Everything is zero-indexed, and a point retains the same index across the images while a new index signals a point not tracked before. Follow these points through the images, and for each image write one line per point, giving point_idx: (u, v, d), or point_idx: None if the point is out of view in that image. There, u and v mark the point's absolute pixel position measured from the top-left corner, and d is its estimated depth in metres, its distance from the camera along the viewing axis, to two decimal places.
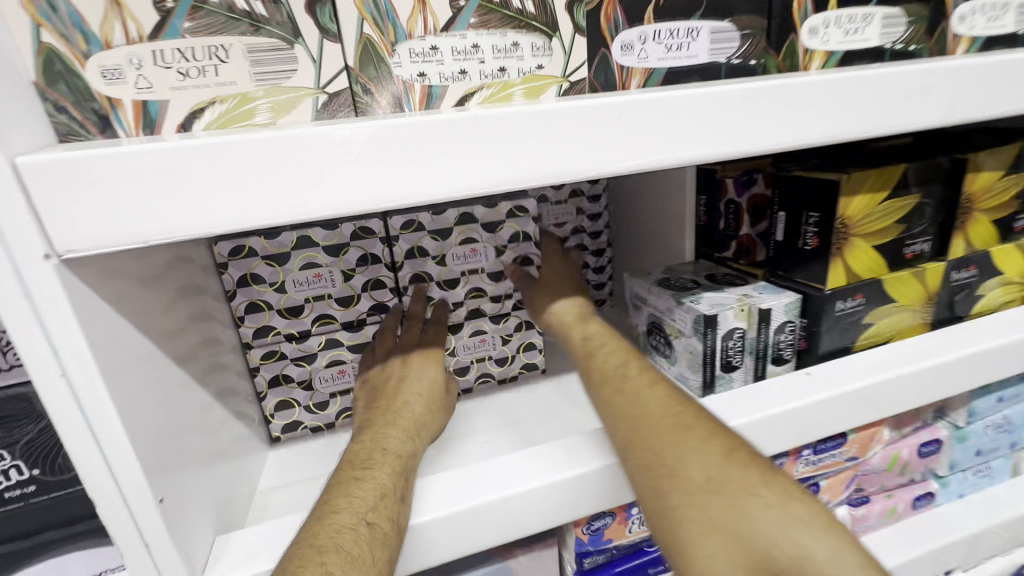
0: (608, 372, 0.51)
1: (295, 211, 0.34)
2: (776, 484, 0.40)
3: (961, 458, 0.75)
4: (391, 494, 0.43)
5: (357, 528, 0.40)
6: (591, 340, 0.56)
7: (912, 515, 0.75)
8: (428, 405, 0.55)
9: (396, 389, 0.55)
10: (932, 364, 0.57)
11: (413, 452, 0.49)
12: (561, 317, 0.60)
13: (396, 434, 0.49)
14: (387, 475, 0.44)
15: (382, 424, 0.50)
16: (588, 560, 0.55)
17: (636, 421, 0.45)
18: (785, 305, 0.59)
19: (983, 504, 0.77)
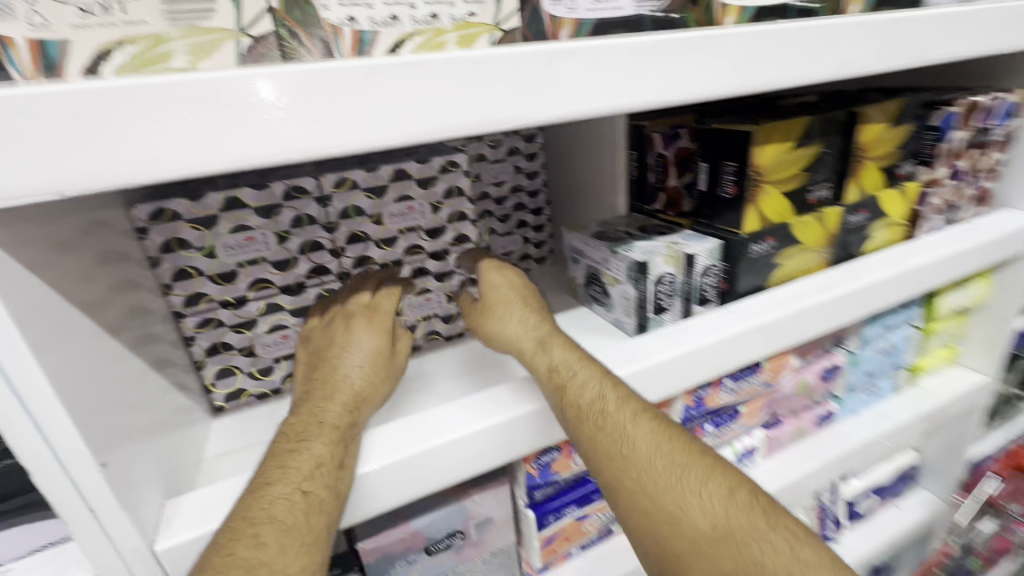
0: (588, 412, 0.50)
1: (226, 160, 0.33)
2: (773, 521, 0.44)
3: (854, 380, 0.86)
4: (327, 461, 0.43)
5: (292, 497, 0.41)
6: (561, 372, 0.52)
7: (816, 432, 0.86)
8: (373, 372, 0.51)
9: (336, 357, 0.51)
10: (829, 297, 0.65)
11: (354, 421, 0.47)
12: (521, 344, 0.56)
13: (334, 408, 0.47)
14: (323, 447, 0.44)
15: (321, 397, 0.48)
16: (539, 492, 0.59)
17: (627, 463, 0.48)
18: (708, 251, 0.65)
19: (872, 418, 0.90)
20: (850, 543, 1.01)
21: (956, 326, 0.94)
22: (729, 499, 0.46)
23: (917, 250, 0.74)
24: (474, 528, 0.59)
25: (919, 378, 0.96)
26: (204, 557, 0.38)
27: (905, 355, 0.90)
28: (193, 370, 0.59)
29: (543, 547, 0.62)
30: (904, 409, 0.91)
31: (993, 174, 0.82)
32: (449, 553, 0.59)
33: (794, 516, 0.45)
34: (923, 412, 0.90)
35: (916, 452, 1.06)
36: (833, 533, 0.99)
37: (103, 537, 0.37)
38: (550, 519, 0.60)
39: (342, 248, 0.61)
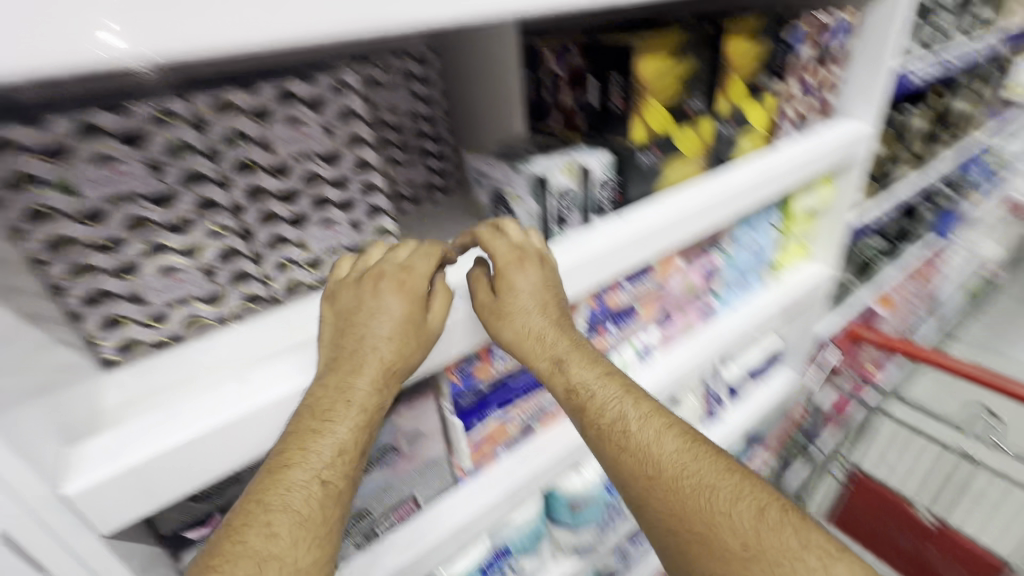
0: (607, 429, 0.55)
1: (70, 58, 0.28)
2: (802, 537, 0.46)
3: (730, 277, 1.00)
4: (347, 449, 0.48)
5: (316, 479, 0.45)
6: (580, 393, 0.57)
7: (702, 325, 0.98)
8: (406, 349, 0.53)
9: (367, 346, 0.52)
10: (705, 201, 0.74)
11: (378, 406, 0.51)
12: (538, 361, 0.59)
13: (362, 386, 0.50)
14: (355, 436, 0.49)
15: (348, 375, 0.50)
16: (464, 398, 0.67)
17: (652, 484, 0.51)
18: (602, 164, 0.69)
19: (747, 310, 1.03)
20: (731, 417, 1.21)
21: (806, 225, 1.10)
22: (758, 517, 0.47)
23: (775, 155, 0.84)
24: (405, 443, 0.62)
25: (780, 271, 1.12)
26: (215, 540, 0.42)
27: (767, 251, 1.04)
28: (69, 325, 0.53)
29: (472, 448, 0.70)
30: (768, 298, 1.07)
31: (832, 88, 0.95)
32: (386, 467, 0.62)
33: (830, 535, 0.46)
34: (782, 298, 1.07)
35: (778, 336, 1.25)
36: (716, 409, 1.18)
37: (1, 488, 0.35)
38: (477, 421, 0.69)
39: (231, 179, 0.56)
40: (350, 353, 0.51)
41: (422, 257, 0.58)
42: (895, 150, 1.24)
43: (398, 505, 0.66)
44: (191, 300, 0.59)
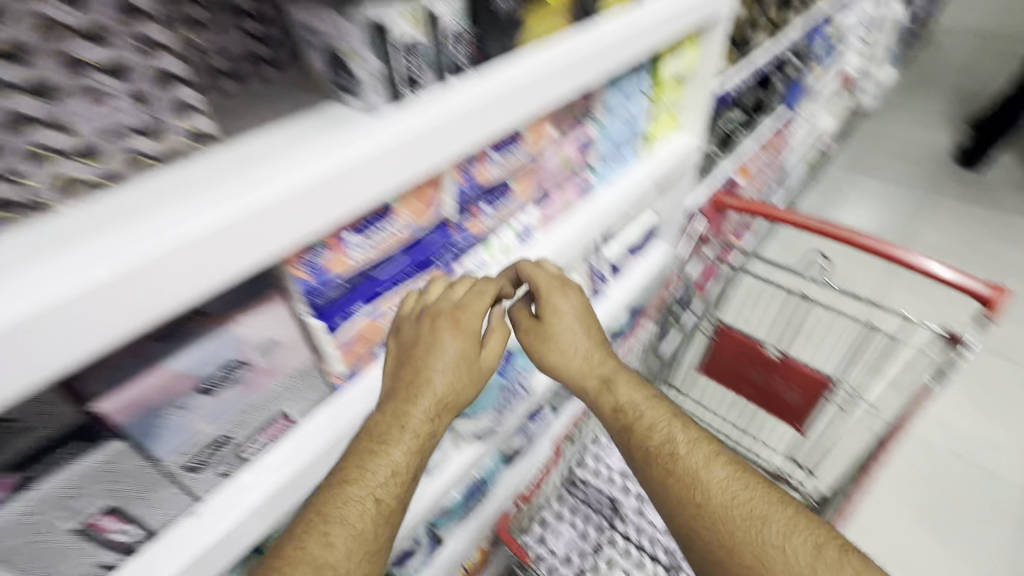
0: (657, 452, 0.76)
1: None
2: (848, 563, 0.60)
3: (605, 149, 0.99)
4: (399, 471, 0.62)
5: (382, 493, 0.60)
6: (626, 414, 0.81)
7: (580, 202, 0.98)
8: (450, 383, 0.66)
9: (422, 375, 0.64)
10: (573, 55, 0.68)
11: (431, 433, 0.65)
12: (587, 384, 0.85)
13: (417, 415, 0.63)
14: (415, 459, 0.63)
15: (422, 402, 0.63)
16: (320, 298, 0.57)
17: (701, 509, 0.70)
18: (452, 12, 0.59)
19: (620, 181, 1.04)
20: (614, 293, 1.27)
21: (674, 93, 1.10)
22: (815, 553, 0.61)
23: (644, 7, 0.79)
24: (256, 354, 0.53)
25: (652, 142, 1.13)
26: (283, 542, 0.56)
27: (640, 121, 1.04)
28: None
29: (343, 353, 0.63)
30: (642, 169, 1.08)
31: None
32: (236, 387, 0.54)
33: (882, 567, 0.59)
34: (655, 169, 1.09)
35: (654, 212, 1.31)
36: (601, 287, 1.24)
37: None
38: (340, 322, 0.60)
39: None
40: (407, 384, 0.64)
41: (476, 293, 0.68)
42: (753, 14, 1.26)
43: (264, 425, 0.60)
44: None
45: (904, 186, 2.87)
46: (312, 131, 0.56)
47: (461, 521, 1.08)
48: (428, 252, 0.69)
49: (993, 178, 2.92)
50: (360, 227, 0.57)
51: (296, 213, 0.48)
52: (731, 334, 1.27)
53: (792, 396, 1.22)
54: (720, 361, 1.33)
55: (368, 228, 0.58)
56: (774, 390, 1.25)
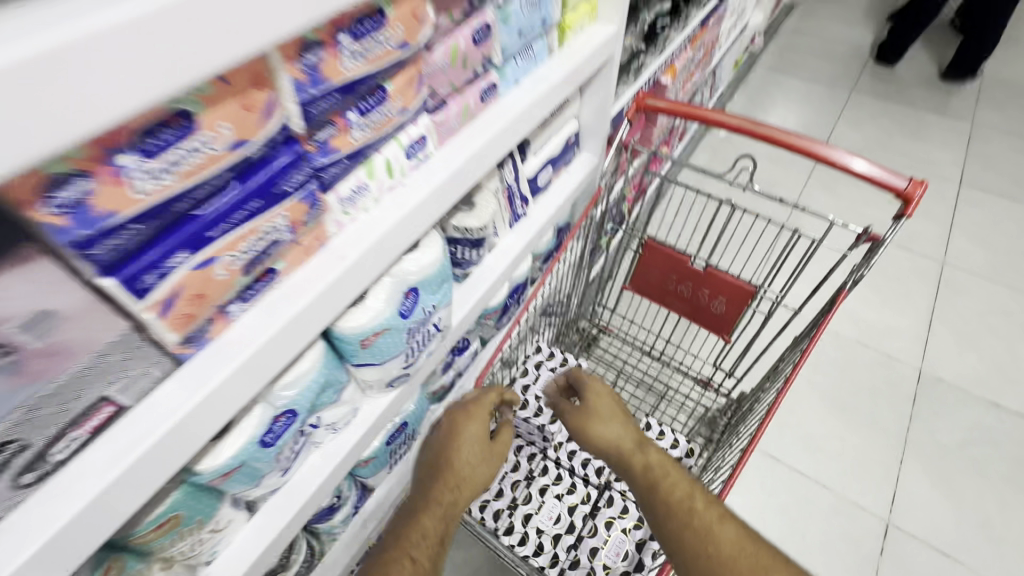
0: (676, 506, 0.78)
1: None
2: None
3: (509, 43, 0.83)
4: (430, 536, 0.86)
5: (427, 542, 0.86)
6: (650, 470, 0.85)
7: (483, 109, 0.83)
8: (473, 465, 0.95)
9: (453, 462, 0.94)
10: None
11: (452, 500, 0.91)
12: (624, 447, 0.90)
13: (444, 488, 0.91)
14: (453, 511, 0.90)
15: (463, 481, 0.93)
16: (107, 250, 0.41)
17: (712, 562, 0.71)
18: None
19: (531, 83, 0.89)
20: (534, 212, 1.18)
21: None
22: None
23: None
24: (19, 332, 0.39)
25: (566, 37, 0.97)
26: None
27: (550, 8, 0.88)
28: None
29: (165, 318, 0.47)
30: (557, 68, 0.92)
31: None
32: (5, 376, 0.39)
33: None
34: (572, 67, 0.93)
35: (574, 120, 1.20)
36: (521, 210, 1.13)
37: None
38: (151, 280, 0.44)
39: None
40: (441, 468, 0.94)
41: (485, 398, 1.02)
42: None
43: (79, 417, 0.46)
44: None
45: (826, 85, 2.87)
46: None
47: (385, 465, 1.06)
48: (275, 173, 0.51)
49: (905, 74, 2.97)
50: (140, 143, 0.39)
51: (15, 108, 0.30)
52: (658, 248, 1.22)
53: (718, 307, 1.21)
54: (647, 276, 1.29)
55: (158, 147, 0.40)
56: (700, 302, 1.24)
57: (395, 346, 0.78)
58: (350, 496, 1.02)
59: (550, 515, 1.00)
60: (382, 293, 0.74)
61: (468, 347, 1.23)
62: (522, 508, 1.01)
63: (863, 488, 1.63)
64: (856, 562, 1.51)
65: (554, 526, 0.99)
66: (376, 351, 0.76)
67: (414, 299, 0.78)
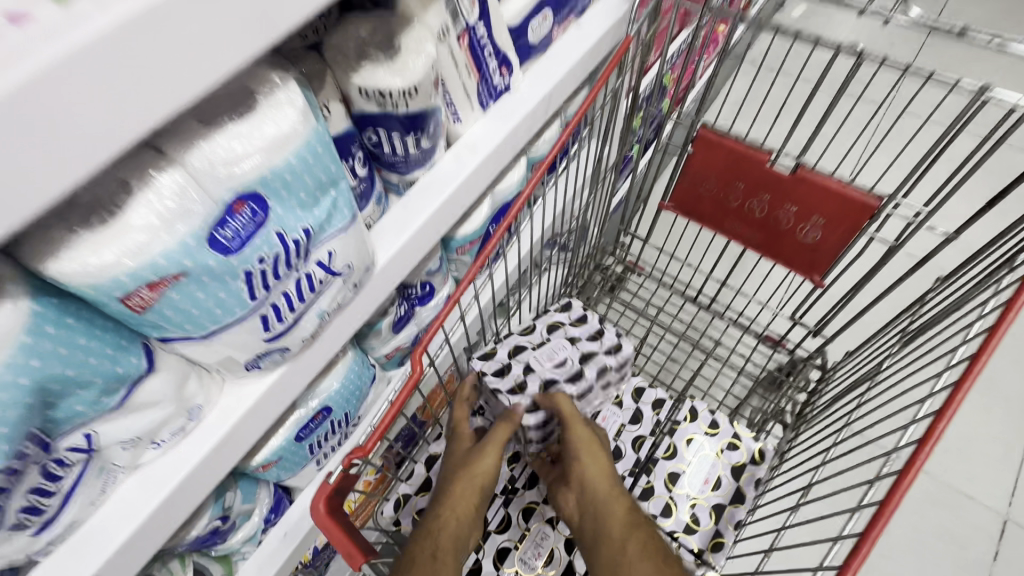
0: (649, 554, 0.53)
1: None
2: None
3: None
4: (431, 550, 0.53)
5: (421, 560, 0.50)
6: (626, 511, 0.60)
7: None
8: (472, 471, 0.63)
9: (464, 463, 0.64)
10: None
11: (443, 513, 0.58)
12: (607, 481, 0.63)
13: (461, 490, 0.61)
14: (450, 526, 0.57)
15: (456, 496, 0.61)
16: None
17: None
18: None
19: None
20: (523, 87, 0.75)
21: None
22: None
23: None
24: None
25: None
26: None
27: None
28: None
29: None
30: None
31: None
32: None
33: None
34: None
35: None
36: (500, 79, 0.71)
37: None
38: None
39: None
40: (452, 476, 0.63)
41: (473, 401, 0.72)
42: None
43: None
44: None
45: None
46: None
47: (305, 465, 0.74)
48: None
49: None
50: None
51: None
52: (720, 142, 0.78)
53: (809, 234, 0.79)
54: (697, 181, 0.85)
55: None
56: (781, 227, 0.81)
57: (230, 310, 0.42)
58: (254, 509, 0.72)
59: (538, 551, 0.69)
60: (166, 202, 0.36)
61: (431, 293, 0.84)
62: (495, 538, 0.69)
63: (973, 473, 1.24)
64: (959, 568, 1.15)
65: (542, 567, 0.68)
66: (187, 317, 0.41)
67: (258, 220, 0.41)
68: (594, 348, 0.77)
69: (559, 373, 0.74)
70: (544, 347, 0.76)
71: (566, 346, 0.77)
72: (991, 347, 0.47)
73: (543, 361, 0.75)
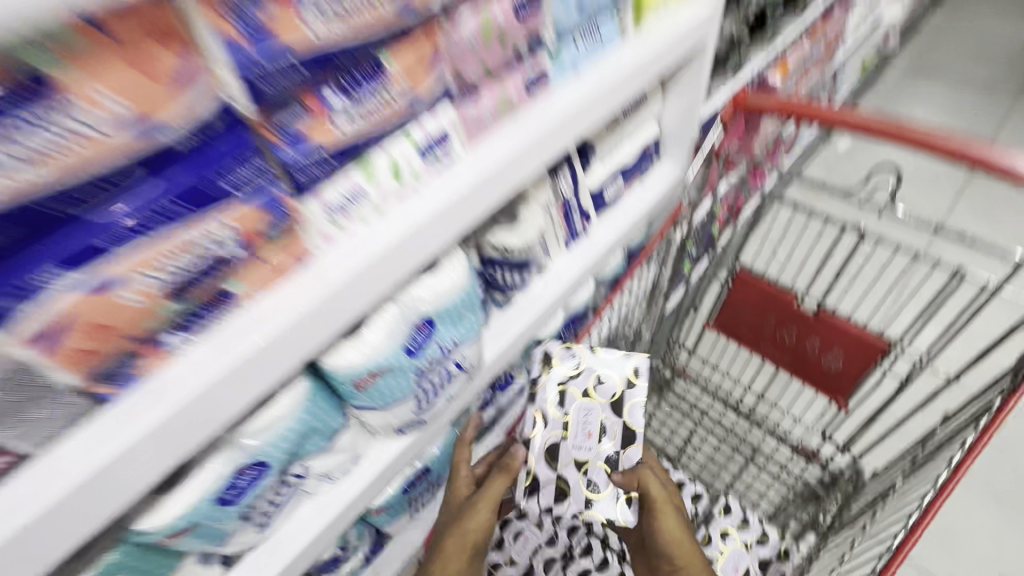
0: None
1: None
2: None
3: (565, 19, 0.66)
4: None
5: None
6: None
7: (528, 105, 0.65)
8: (470, 523, 0.80)
9: (464, 513, 0.81)
10: None
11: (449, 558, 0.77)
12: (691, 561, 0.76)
13: (449, 540, 0.78)
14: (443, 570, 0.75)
15: (446, 545, 0.78)
16: None
17: None
18: None
19: (594, 71, 0.70)
20: (598, 232, 0.98)
21: None
22: None
23: None
24: None
25: (646, 18, 0.77)
26: None
27: None
28: None
29: (53, 355, 0.36)
30: (629, 56, 0.73)
31: None
32: None
33: None
34: (647, 55, 0.74)
35: (655, 122, 1.01)
36: (580, 226, 0.94)
37: None
38: (14, 305, 0.34)
39: None
40: (451, 523, 0.82)
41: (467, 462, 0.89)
42: None
43: None
44: None
45: (975, 86, 2.34)
46: None
47: (404, 515, 0.91)
48: (209, 164, 0.39)
49: None
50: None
51: None
52: (754, 283, 0.97)
53: (832, 363, 0.94)
54: (735, 312, 1.03)
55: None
56: (808, 355, 0.97)
57: (401, 392, 0.64)
58: (362, 546, 0.89)
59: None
60: (385, 326, 0.60)
61: (511, 382, 1.05)
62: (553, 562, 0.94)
63: None
64: None
65: None
66: (376, 395, 0.63)
67: (429, 336, 0.64)
68: (613, 388, 0.86)
69: (613, 445, 0.84)
70: (577, 424, 0.85)
71: (596, 410, 0.85)
72: (939, 503, 0.62)
73: (583, 439, 0.84)
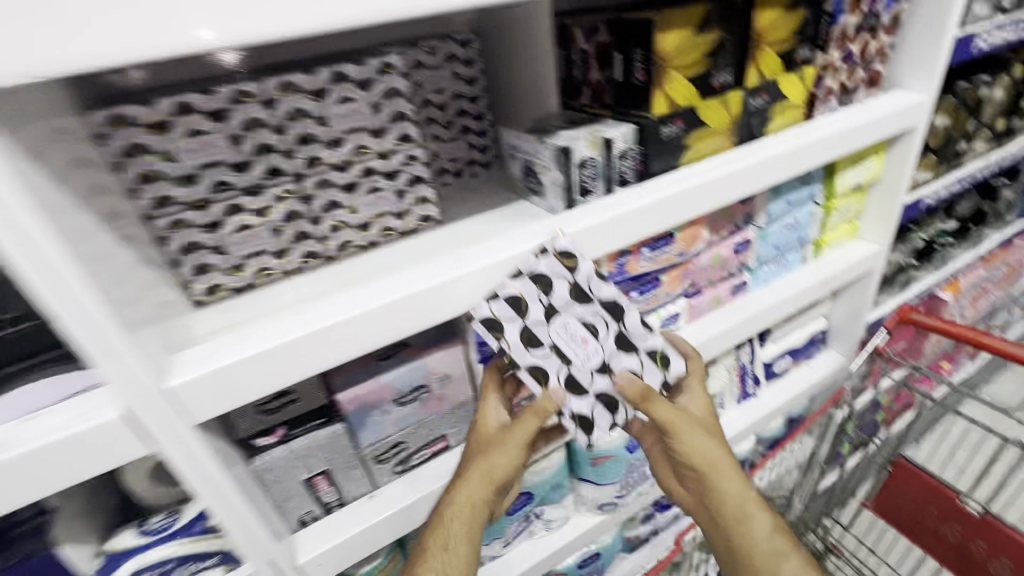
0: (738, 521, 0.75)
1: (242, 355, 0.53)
2: None
3: (765, 252, 0.99)
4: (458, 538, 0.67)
5: (444, 542, 0.67)
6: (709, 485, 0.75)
7: (733, 300, 0.99)
8: (502, 467, 0.69)
9: (486, 450, 0.69)
10: (727, 172, 0.76)
11: (473, 505, 0.68)
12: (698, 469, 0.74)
13: (470, 488, 0.68)
14: (459, 514, 0.67)
15: (463, 487, 0.68)
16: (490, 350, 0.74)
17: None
18: (624, 135, 0.72)
19: (781, 283, 1.02)
20: (765, 395, 1.22)
21: (855, 201, 1.07)
22: None
23: (810, 128, 0.84)
24: (436, 383, 0.71)
25: (823, 250, 1.09)
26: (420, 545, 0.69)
27: (808, 229, 1.03)
28: (191, 277, 0.61)
29: None
30: (809, 276, 1.03)
31: (884, 56, 0.92)
32: (417, 405, 0.71)
33: None
34: (824, 276, 1.04)
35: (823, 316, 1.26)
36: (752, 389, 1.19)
37: (169, 414, 0.50)
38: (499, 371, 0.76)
39: (303, 172, 0.61)
40: (477, 456, 0.70)
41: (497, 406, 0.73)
42: (969, 126, 1.14)
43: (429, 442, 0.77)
44: (261, 255, 0.63)
45: None
46: (505, 219, 0.76)
47: None
48: None
49: None
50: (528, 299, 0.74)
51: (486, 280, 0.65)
52: (916, 473, 1.09)
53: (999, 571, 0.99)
54: (896, 497, 1.13)
55: None
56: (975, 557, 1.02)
57: (613, 474, 0.96)
58: None
59: None
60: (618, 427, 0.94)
61: (671, 505, 1.19)
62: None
63: None
64: None
65: None
66: (598, 470, 0.95)
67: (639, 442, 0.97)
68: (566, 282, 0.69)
69: (608, 330, 0.71)
70: (563, 343, 0.70)
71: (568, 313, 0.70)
72: None
73: (576, 350, 0.70)
